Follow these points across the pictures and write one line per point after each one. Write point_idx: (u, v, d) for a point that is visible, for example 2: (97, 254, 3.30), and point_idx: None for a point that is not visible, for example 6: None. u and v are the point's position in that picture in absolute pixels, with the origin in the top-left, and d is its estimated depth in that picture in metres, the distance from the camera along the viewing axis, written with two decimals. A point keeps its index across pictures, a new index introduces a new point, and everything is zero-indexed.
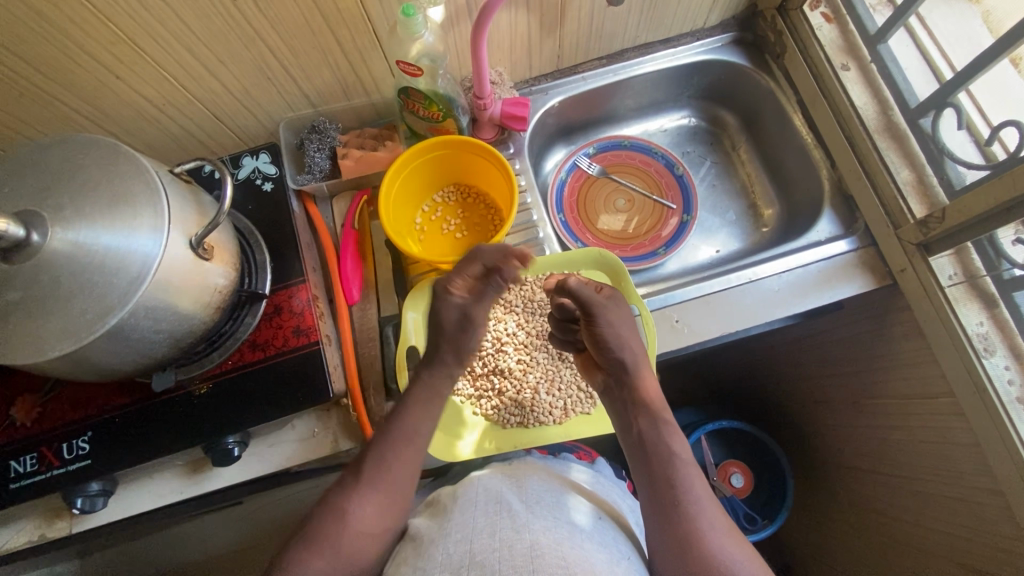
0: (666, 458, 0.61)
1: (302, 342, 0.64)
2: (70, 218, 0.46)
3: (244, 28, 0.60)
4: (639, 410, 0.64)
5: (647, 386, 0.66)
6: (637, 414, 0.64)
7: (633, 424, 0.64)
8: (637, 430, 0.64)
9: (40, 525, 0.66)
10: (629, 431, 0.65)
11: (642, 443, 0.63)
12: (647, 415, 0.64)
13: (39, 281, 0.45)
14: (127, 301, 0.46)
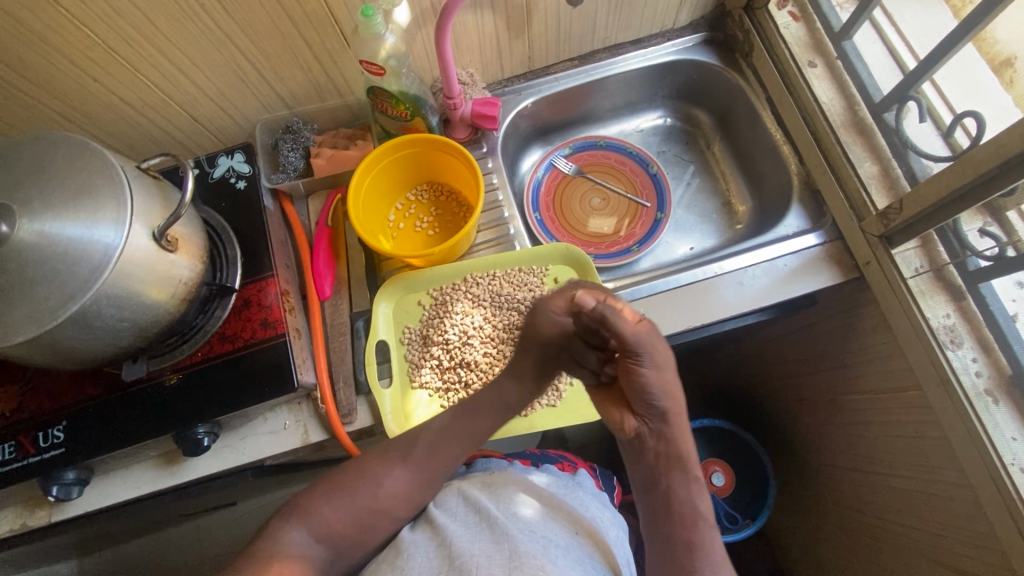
0: (689, 515, 0.55)
1: (270, 334, 0.66)
2: (36, 211, 0.48)
3: (215, 31, 0.62)
4: (669, 461, 0.57)
5: (679, 437, 0.58)
6: (666, 465, 0.58)
7: (659, 473, 0.58)
8: (663, 480, 0.57)
9: (22, 514, 0.68)
10: (652, 479, 0.58)
11: (666, 497, 0.57)
12: (675, 468, 0.57)
13: (5, 270, 0.47)
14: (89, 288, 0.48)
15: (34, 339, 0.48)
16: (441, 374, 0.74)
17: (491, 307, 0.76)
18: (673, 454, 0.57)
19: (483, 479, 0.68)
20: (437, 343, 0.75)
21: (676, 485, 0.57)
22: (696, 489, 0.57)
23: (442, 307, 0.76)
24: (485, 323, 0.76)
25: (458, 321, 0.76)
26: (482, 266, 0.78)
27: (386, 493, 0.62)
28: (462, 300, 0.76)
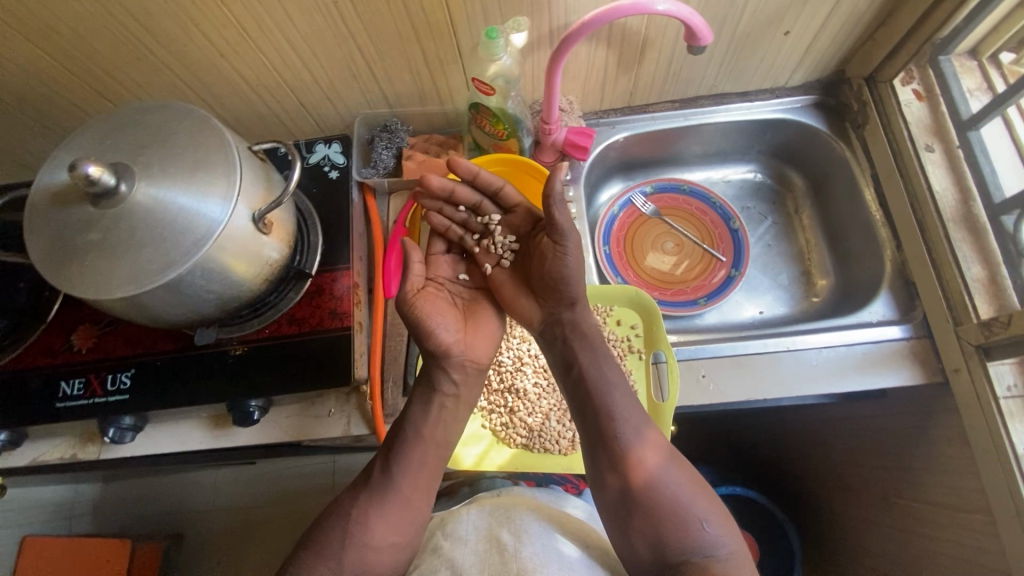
0: (623, 438, 0.59)
1: (335, 325, 0.67)
2: (155, 176, 0.51)
3: (341, 28, 0.64)
4: (592, 384, 0.61)
5: (600, 358, 0.62)
6: (589, 390, 0.61)
7: (585, 402, 0.61)
8: (589, 408, 0.61)
9: (75, 445, 0.71)
10: (582, 409, 0.62)
11: (594, 425, 0.61)
12: (593, 387, 0.61)
13: (117, 227, 0.50)
14: (189, 259, 0.50)
15: (129, 296, 0.50)
16: (489, 395, 0.72)
17: None
18: (594, 372, 0.62)
19: (491, 501, 0.68)
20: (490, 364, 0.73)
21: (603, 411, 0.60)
22: (621, 402, 0.61)
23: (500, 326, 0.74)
24: (541, 352, 0.75)
25: (515, 346, 0.74)
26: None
27: (396, 510, 0.60)
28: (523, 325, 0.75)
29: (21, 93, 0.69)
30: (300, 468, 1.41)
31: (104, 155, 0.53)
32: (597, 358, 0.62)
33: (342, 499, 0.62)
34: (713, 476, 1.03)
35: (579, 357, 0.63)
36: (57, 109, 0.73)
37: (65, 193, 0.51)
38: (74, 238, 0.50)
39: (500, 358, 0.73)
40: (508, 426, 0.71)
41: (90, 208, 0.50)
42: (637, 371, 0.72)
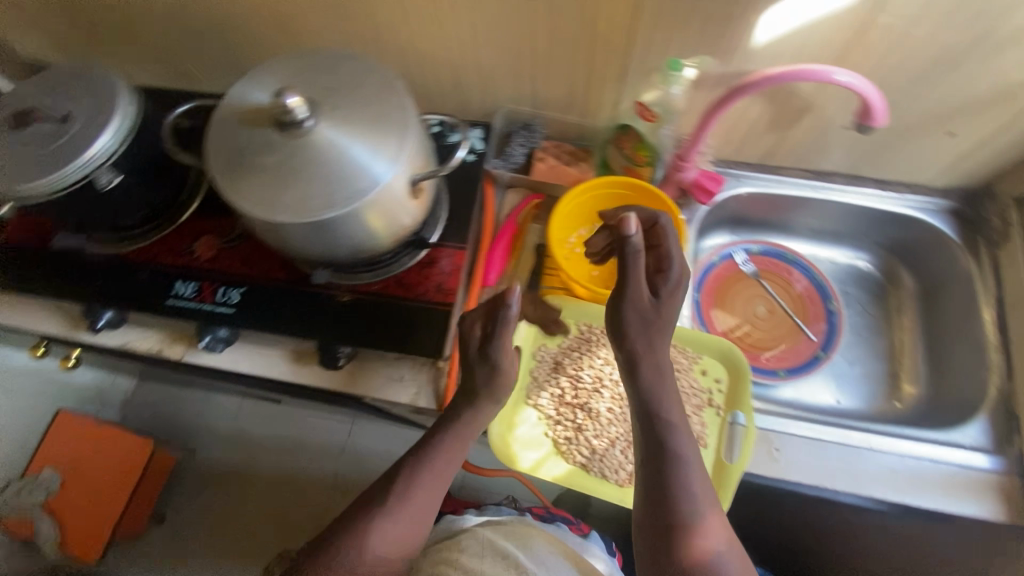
0: (686, 516, 0.52)
1: (438, 299, 0.69)
2: (339, 122, 0.54)
3: (524, 26, 0.67)
4: (672, 454, 0.54)
5: (682, 427, 0.55)
6: (660, 456, 0.54)
7: (653, 469, 0.54)
8: (655, 475, 0.53)
9: (165, 340, 0.75)
10: (648, 475, 0.54)
11: (657, 493, 0.53)
12: (667, 454, 0.54)
13: (293, 158, 0.53)
14: (348, 206, 0.52)
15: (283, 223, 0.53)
16: (559, 406, 0.71)
17: None
18: (670, 439, 0.54)
19: (502, 526, 0.76)
20: (567, 376, 0.72)
21: (672, 479, 0.53)
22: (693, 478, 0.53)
23: (587, 343, 0.73)
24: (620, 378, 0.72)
25: (597, 365, 0.72)
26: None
27: (422, 501, 0.56)
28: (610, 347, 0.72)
29: (214, 13, 0.75)
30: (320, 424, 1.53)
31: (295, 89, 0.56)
32: (675, 424, 0.55)
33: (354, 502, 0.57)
34: None
35: (660, 418, 0.55)
36: (239, 34, 0.78)
37: (254, 114, 0.55)
38: (250, 156, 0.54)
39: (580, 373, 0.72)
40: (571, 441, 0.70)
41: (273, 132, 0.54)
42: (711, 424, 0.71)
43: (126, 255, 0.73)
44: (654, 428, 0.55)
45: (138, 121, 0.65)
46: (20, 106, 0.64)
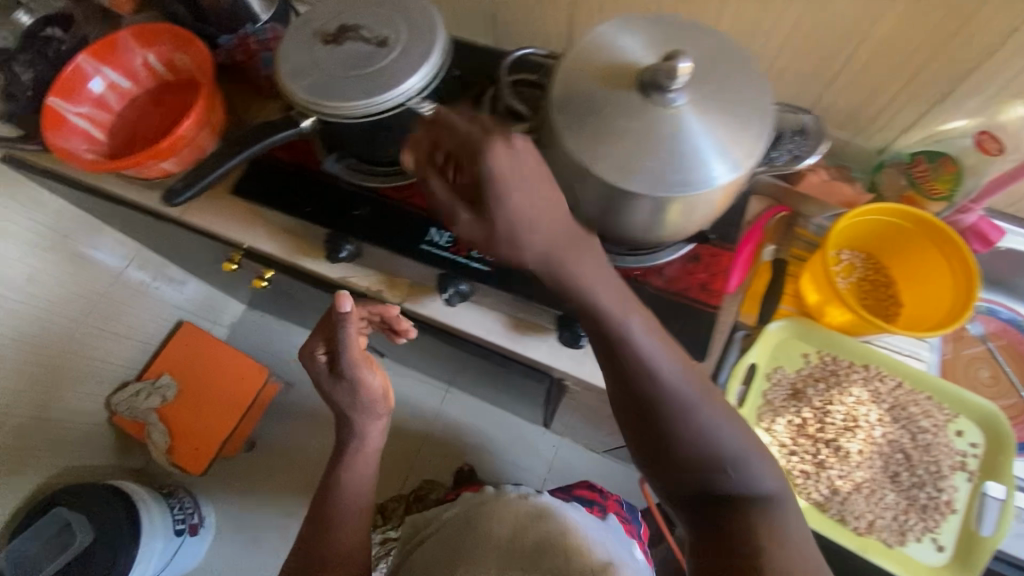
0: (663, 407, 0.50)
1: (702, 300, 0.64)
2: (696, 107, 0.51)
3: (864, 24, 0.64)
4: (608, 333, 0.51)
5: (606, 285, 0.51)
6: (616, 353, 0.51)
7: (630, 378, 0.51)
8: (637, 389, 0.51)
9: (384, 284, 0.78)
10: (627, 390, 0.52)
11: (635, 399, 0.51)
12: (628, 352, 0.51)
13: (640, 127, 0.51)
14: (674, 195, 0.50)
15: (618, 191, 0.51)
16: (800, 437, 0.67)
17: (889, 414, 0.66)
18: (657, 358, 0.50)
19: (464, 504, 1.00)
20: (811, 406, 0.68)
21: (660, 391, 0.50)
22: (684, 387, 0.50)
23: (837, 375, 0.69)
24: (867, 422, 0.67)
25: (846, 402, 0.68)
26: (895, 370, 0.68)
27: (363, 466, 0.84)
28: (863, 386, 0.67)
29: None
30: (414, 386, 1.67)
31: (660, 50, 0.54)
32: (620, 307, 0.51)
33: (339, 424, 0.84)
34: None
35: (618, 321, 0.50)
36: None
37: (611, 70, 0.53)
38: (605, 115, 0.51)
39: (826, 405, 0.68)
40: (808, 476, 0.66)
41: (636, 96, 0.51)
42: (963, 492, 0.64)
43: (380, 192, 0.73)
44: (565, 287, 0.50)
45: (446, 65, 0.62)
46: (334, 26, 0.64)
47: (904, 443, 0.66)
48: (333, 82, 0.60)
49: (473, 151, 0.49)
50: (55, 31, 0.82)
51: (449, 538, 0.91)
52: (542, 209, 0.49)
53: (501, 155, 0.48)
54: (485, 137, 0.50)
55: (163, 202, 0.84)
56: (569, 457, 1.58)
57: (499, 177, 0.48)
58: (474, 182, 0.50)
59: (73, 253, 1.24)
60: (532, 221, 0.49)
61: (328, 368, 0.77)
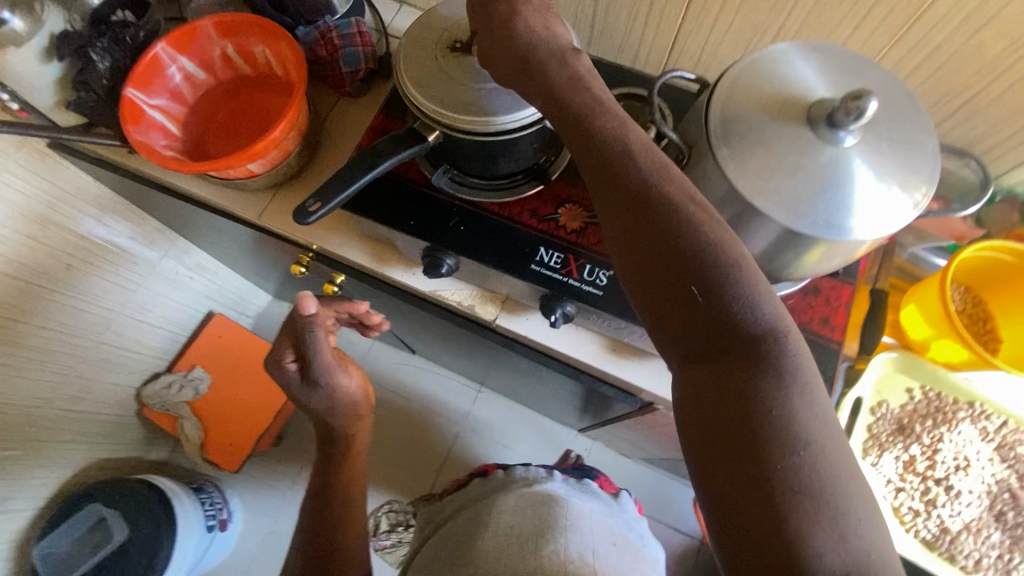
0: (714, 294, 0.39)
1: (826, 334, 0.64)
2: (868, 149, 0.49)
3: (1004, 61, 0.61)
4: (642, 199, 0.42)
5: (663, 168, 0.44)
6: (654, 221, 0.42)
7: (655, 239, 0.41)
8: (673, 259, 0.41)
9: (476, 299, 0.75)
10: (640, 239, 0.42)
11: (674, 277, 0.40)
12: (672, 219, 0.41)
13: (808, 164, 0.49)
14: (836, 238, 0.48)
15: (769, 222, 0.50)
16: (907, 473, 0.69)
17: (994, 453, 0.68)
18: (709, 231, 0.41)
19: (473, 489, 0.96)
20: (919, 442, 0.69)
21: (701, 260, 0.40)
22: (759, 289, 0.40)
23: (943, 414, 0.70)
24: (978, 458, 0.69)
25: (955, 441, 0.69)
26: (1003, 411, 0.69)
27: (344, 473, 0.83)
28: (973, 425, 0.69)
29: None
30: (441, 384, 1.66)
31: (820, 84, 0.51)
32: (683, 189, 0.43)
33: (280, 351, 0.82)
34: None
35: (660, 188, 0.42)
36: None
37: (778, 102, 0.51)
38: (769, 146, 0.50)
39: (933, 444, 0.69)
40: (916, 513, 0.68)
41: (805, 130, 0.50)
42: None
43: (484, 207, 0.70)
44: (608, 162, 0.44)
45: None
46: (461, 34, 0.60)
47: (1009, 484, 0.68)
48: (461, 92, 0.56)
49: (522, 41, 0.49)
50: (127, 12, 0.77)
51: (455, 526, 0.88)
52: (569, 71, 0.48)
53: (559, 53, 0.49)
54: (523, 16, 0.49)
55: (239, 204, 0.80)
56: (601, 461, 1.57)
57: (563, 83, 0.47)
58: (517, 57, 0.49)
59: (109, 240, 1.18)
60: (557, 84, 0.47)
61: (299, 376, 0.78)
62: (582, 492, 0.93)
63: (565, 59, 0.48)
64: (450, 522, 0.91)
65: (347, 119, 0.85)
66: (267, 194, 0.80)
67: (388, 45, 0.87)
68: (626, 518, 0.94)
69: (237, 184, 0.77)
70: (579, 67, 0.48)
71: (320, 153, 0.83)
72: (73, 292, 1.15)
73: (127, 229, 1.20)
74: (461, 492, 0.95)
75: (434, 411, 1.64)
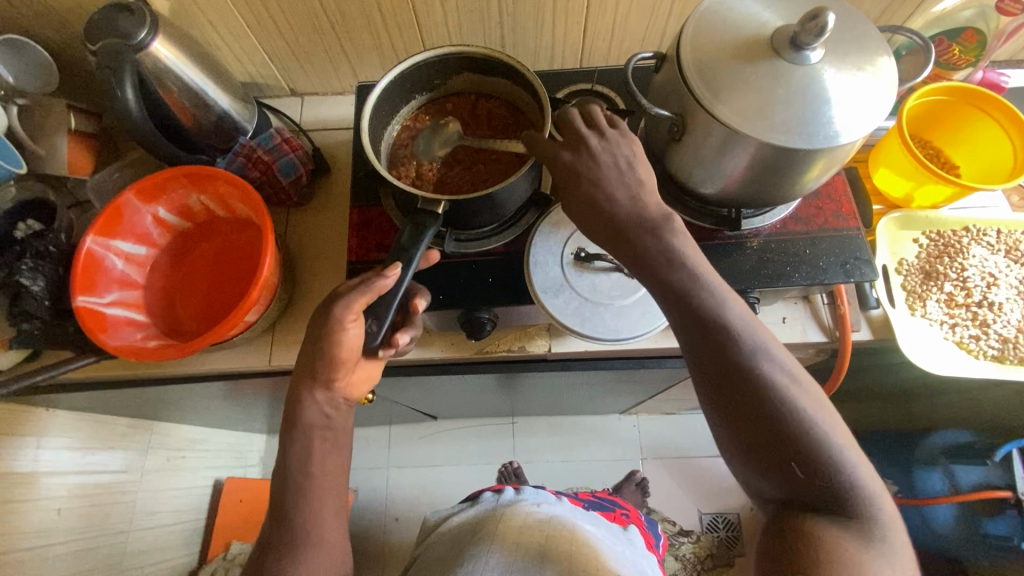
0: (807, 455, 0.47)
1: (842, 224, 0.69)
2: (831, 55, 0.53)
3: None
4: (740, 363, 0.49)
5: (755, 331, 0.50)
6: (747, 382, 0.48)
7: (747, 396, 0.48)
8: (757, 411, 0.48)
9: (523, 338, 0.74)
10: (734, 391, 0.49)
11: (755, 421, 0.48)
12: (756, 376, 0.48)
13: (796, 87, 0.52)
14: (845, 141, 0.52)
15: (786, 152, 0.52)
16: (953, 308, 0.75)
17: (1007, 258, 0.77)
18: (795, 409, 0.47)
19: (485, 513, 0.98)
20: (949, 277, 0.76)
21: (782, 418, 0.47)
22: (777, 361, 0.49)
23: (954, 246, 0.77)
24: (999, 268, 0.77)
25: (975, 263, 0.77)
26: (992, 223, 0.79)
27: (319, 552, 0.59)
28: (979, 244, 0.77)
29: None
30: (476, 431, 1.63)
31: (765, 18, 0.55)
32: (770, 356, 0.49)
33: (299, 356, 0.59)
34: (994, 438, 1.05)
35: (756, 359, 0.49)
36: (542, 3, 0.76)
37: (743, 46, 0.54)
38: (755, 86, 0.52)
39: (961, 274, 0.77)
40: (977, 338, 0.74)
41: (777, 59, 0.53)
42: None
43: (497, 252, 0.70)
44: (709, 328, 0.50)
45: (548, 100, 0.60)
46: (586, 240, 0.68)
47: None
48: (579, 306, 0.66)
49: (596, 175, 0.53)
50: (30, 221, 0.70)
51: (456, 538, 0.94)
52: (640, 209, 0.52)
53: (639, 209, 0.53)
54: (601, 160, 0.54)
55: (247, 358, 0.74)
56: (653, 428, 1.59)
57: (639, 227, 0.52)
58: (593, 206, 0.53)
59: (90, 462, 1.06)
60: (647, 230, 0.52)
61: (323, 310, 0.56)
62: (591, 518, 0.99)
63: (658, 230, 0.52)
64: (453, 535, 0.97)
65: (311, 228, 0.81)
66: (267, 336, 0.75)
67: (310, 139, 0.84)
68: (637, 551, 0.97)
69: (237, 340, 0.72)
70: (672, 235, 0.52)
71: (299, 271, 0.78)
72: (74, 534, 1.02)
73: (101, 443, 1.08)
74: (470, 510, 1.01)
75: (480, 462, 1.59)
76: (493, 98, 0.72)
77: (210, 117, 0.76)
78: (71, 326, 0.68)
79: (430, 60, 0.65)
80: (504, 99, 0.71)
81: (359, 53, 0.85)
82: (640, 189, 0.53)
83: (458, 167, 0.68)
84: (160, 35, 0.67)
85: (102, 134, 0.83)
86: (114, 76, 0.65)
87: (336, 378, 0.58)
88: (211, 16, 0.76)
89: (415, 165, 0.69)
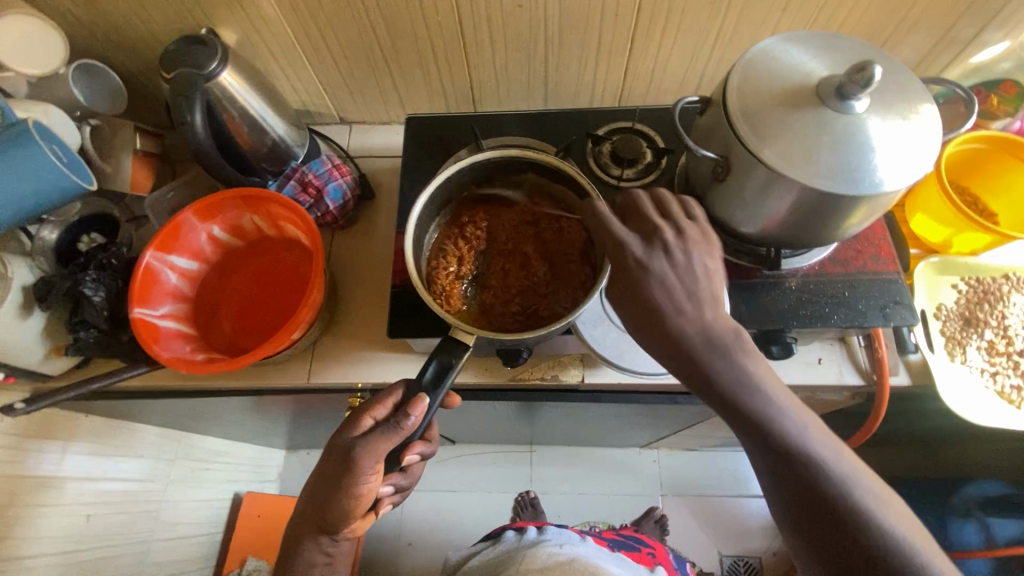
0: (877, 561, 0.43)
1: (881, 268, 0.69)
2: (875, 105, 0.55)
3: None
4: (826, 494, 0.45)
5: (841, 461, 0.46)
6: (842, 516, 0.44)
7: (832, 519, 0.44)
8: (855, 547, 0.43)
9: (556, 366, 0.75)
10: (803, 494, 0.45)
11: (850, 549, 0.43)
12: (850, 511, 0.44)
13: (841, 135, 0.53)
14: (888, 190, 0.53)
15: (831, 197, 0.53)
16: (993, 356, 0.74)
17: None
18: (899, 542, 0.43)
19: (508, 552, 0.98)
20: (989, 324, 0.76)
21: (888, 555, 0.43)
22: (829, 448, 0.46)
23: (993, 293, 0.77)
24: None
25: (1017, 311, 0.76)
26: None
27: None
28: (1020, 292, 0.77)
29: (575, 21, 0.76)
30: (495, 458, 1.62)
31: (810, 68, 0.57)
32: (859, 484, 0.45)
33: (319, 472, 0.63)
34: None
35: (845, 489, 0.45)
36: (586, 42, 0.79)
37: (789, 95, 0.55)
38: (800, 133, 0.54)
39: (1002, 322, 0.76)
40: (1019, 388, 0.73)
41: (822, 108, 0.54)
42: None
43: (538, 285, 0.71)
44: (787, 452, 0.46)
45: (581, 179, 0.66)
46: None
47: None
48: (616, 339, 0.67)
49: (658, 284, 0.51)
50: (93, 235, 0.76)
51: None
52: (711, 329, 0.49)
53: (702, 320, 0.50)
54: (675, 261, 0.52)
55: (286, 375, 0.76)
56: (673, 464, 1.57)
57: (711, 347, 0.49)
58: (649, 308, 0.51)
59: (119, 469, 1.08)
60: (714, 347, 0.49)
61: (345, 444, 0.61)
62: (616, 560, 0.98)
63: (728, 350, 0.49)
64: None
65: (353, 251, 0.84)
66: (307, 353, 0.77)
67: (357, 166, 0.88)
68: None
69: (278, 357, 0.73)
70: (742, 358, 0.48)
71: (341, 292, 0.81)
72: (99, 541, 1.04)
73: (130, 450, 1.10)
74: (492, 549, 1.02)
75: (497, 490, 1.57)
76: (553, 202, 0.74)
77: (267, 142, 0.80)
78: (124, 336, 0.71)
79: (493, 159, 0.68)
80: (564, 207, 0.73)
81: (409, 87, 0.89)
82: (711, 307, 0.51)
83: (512, 263, 0.73)
84: (228, 66, 0.72)
85: (161, 155, 0.88)
86: (186, 101, 0.68)
87: (350, 520, 0.63)
88: (274, 48, 0.81)
89: (459, 260, 0.72)
